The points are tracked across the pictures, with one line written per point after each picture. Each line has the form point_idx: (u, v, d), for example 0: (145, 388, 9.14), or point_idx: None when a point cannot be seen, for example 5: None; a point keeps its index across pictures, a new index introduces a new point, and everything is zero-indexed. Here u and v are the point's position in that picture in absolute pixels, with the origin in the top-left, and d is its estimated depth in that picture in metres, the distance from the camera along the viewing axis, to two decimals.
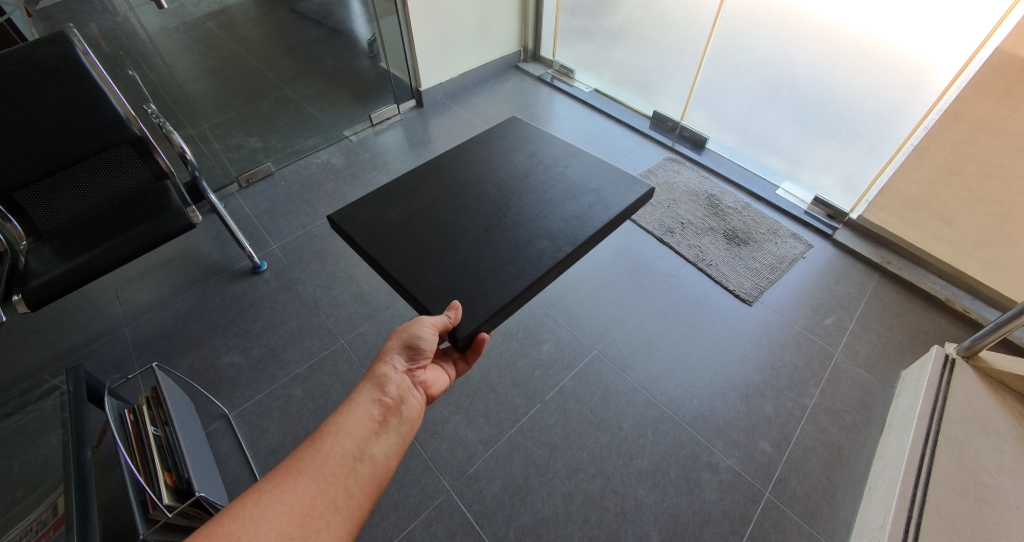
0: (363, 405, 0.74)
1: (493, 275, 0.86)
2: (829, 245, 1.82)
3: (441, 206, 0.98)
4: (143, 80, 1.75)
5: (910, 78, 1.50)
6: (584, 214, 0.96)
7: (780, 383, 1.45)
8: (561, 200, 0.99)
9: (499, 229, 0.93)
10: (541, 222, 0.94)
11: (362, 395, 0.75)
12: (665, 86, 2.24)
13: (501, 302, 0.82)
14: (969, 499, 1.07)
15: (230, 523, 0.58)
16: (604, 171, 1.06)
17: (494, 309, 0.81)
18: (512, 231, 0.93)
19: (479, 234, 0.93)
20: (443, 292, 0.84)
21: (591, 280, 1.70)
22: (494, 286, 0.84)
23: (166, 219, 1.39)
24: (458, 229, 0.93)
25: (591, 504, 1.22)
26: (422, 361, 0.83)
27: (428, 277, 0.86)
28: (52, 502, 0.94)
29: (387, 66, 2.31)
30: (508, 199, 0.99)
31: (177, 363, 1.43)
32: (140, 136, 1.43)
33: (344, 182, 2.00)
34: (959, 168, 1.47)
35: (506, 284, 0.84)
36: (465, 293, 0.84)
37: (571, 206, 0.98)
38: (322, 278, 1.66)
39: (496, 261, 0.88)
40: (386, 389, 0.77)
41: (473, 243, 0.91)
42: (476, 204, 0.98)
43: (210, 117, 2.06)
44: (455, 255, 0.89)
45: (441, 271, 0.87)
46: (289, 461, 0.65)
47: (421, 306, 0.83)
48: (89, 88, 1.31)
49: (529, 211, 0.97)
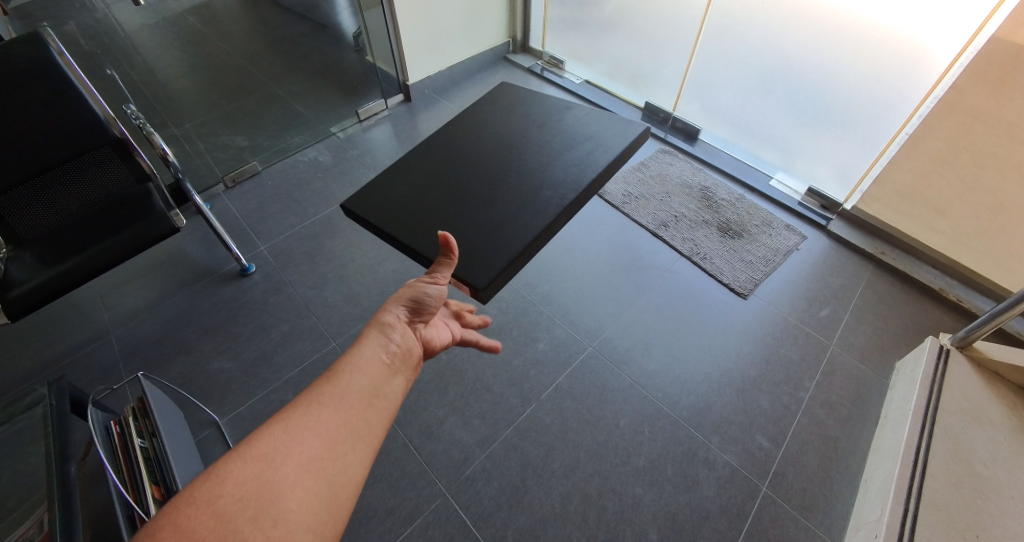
0: (370, 353, 0.69)
1: (503, 227, 0.85)
2: (823, 236, 1.81)
3: (439, 170, 0.96)
4: (121, 79, 1.74)
5: (905, 66, 1.48)
6: (585, 161, 0.97)
7: (777, 377, 1.44)
8: (561, 149, 0.99)
9: (501, 184, 0.93)
10: (543, 172, 0.95)
11: (367, 344, 0.70)
12: (657, 77, 2.21)
13: (512, 252, 0.81)
14: (966, 490, 1.07)
15: (235, 480, 0.52)
16: (598, 120, 1.07)
17: (507, 260, 0.81)
18: (515, 186, 0.93)
19: (482, 191, 0.92)
20: (452, 248, 0.83)
21: (585, 276, 1.68)
22: (504, 238, 0.84)
23: (149, 223, 1.35)
24: (461, 190, 0.93)
25: (589, 503, 1.22)
26: (426, 315, 0.78)
27: (435, 236, 0.85)
28: (37, 518, 0.91)
29: (374, 60, 2.27)
30: (507, 155, 0.99)
31: (166, 370, 1.40)
32: (120, 139, 1.38)
33: (332, 180, 1.96)
34: (954, 158, 1.46)
35: (516, 233, 0.84)
36: (475, 244, 0.83)
37: (570, 155, 0.98)
38: (313, 279, 1.63)
39: (504, 215, 0.88)
40: (391, 336, 0.72)
41: (480, 202, 0.90)
42: (474, 163, 0.97)
43: (194, 116, 2.01)
44: (462, 214, 0.88)
45: (446, 228, 0.86)
46: (292, 411, 0.59)
47: (433, 265, 0.82)
48: (65, 89, 1.26)
49: (529, 162, 0.97)
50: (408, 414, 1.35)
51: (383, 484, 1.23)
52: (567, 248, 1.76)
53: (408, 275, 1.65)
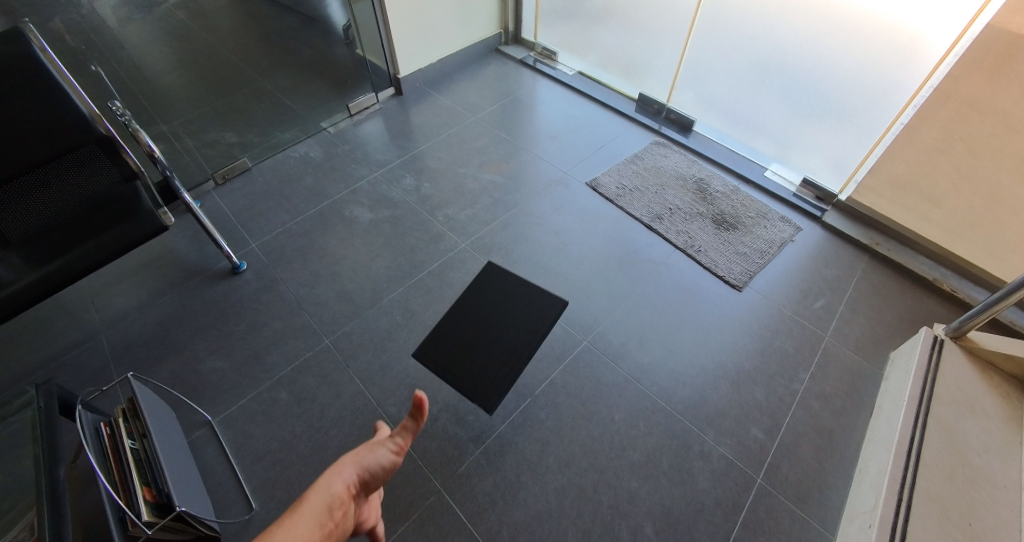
0: (306, 522, 0.65)
1: (507, 350, 1.34)
2: (818, 227, 1.81)
3: (449, 354, 1.34)
4: (107, 75, 1.69)
5: (901, 54, 1.46)
6: (555, 300, 1.45)
7: (771, 369, 1.44)
8: (532, 314, 1.42)
9: (501, 326, 1.39)
10: (526, 313, 1.42)
11: (306, 512, 0.66)
12: (650, 68, 2.19)
13: (517, 361, 1.32)
14: (959, 480, 1.07)
15: None
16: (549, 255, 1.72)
17: (514, 368, 1.31)
18: (510, 321, 1.40)
19: (486, 354, 1.34)
20: (476, 380, 1.29)
21: (580, 271, 1.67)
22: (510, 372, 1.30)
23: (138, 223, 1.33)
24: (473, 352, 1.34)
25: (584, 498, 1.22)
26: (370, 489, 0.77)
27: (461, 374, 1.30)
28: (27, 522, 0.90)
29: (364, 52, 2.22)
30: (497, 343, 1.36)
31: (157, 371, 1.39)
32: (107, 136, 1.34)
33: (323, 176, 1.94)
34: (949, 148, 1.45)
35: (517, 352, 1.34)
36: (491, 377, 1.29)
37: (542, 296, 1.46)
38: (305, 277, 1.62)
39: (507, 345, 1.35)
40: (335, 507, 0.68)
41: (489, 373, 1.30)
42: (473, 333, 1.38)
43: (181, 112, 1.99)
44: (476, 382, 1.29)
45: (465, 379, 1.30)
46: None
47: (468, 394, 1.27)
48: (48, 87, 1.22)
49: (514, 309, 1.43)
50: (402, 412, 1.35)
51: None
52: (562, 242, 1.75)
53: (400, 271, 1.64)
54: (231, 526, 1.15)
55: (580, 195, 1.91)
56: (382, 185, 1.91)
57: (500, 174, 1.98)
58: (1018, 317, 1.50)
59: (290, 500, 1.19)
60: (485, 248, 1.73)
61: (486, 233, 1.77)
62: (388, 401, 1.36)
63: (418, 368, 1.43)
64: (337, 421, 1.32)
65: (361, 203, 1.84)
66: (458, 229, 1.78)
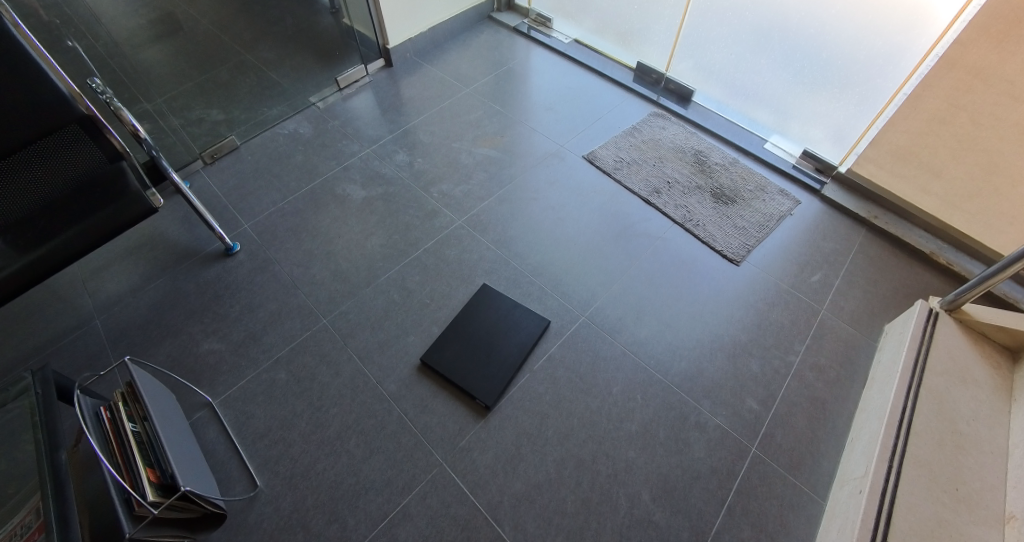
0: None
1: (503, 352, 1.41)
2: (817, 200, 1.79)
3: (457, 352, 1.40)
4: (86, 52, 1.56)
5: (909, 18, 1.41)
6: (558, 309, 1.51)
7: (767, 341, 1.45)
8: (532, 319, 1.47)
9: (502, 333, 1.45)
10: (525, 317, 1.48)
11: None
12: (649, 35, 2.12)
13: (514, 363, 1.38)
14: (949, 447, 1.10)
15: None
16: (543, 243, 1.66)
17: (512, 371, 1.37)
18: (510, 328, 1.46)
19: (486, 355, 1.40)
20: (474, 379, 1.35)
21: (578, 245, 1.66)
22: (506, 373, 1.36)
23: (123, 205, 1.29)
24: (476, 352, 1.40)
25: (584, 468, 1.24)
26: None
27: (462, 373, 1.36)
28: (33, 506, 0.93)
29: (350, 22, 2.13)
30: (498, 347, 1.42)
31: (155, 354, 1.39)
32: (88, 115, 1.26)
33: (313, 153, 1.90)
34: (951, 118, 1.43)
35: (513, 354, 1.40)
36: (488, 373, 1.36)
37: (542, 307, 1.52)
38: (300, 256, 1.60)
39: (503, 348, 1.42)
40: None
41: (490, 371, 1.37)
42: (477, 337, 1.44)
43: (165, 90, 1.87)
44: (480, 380, 1.35)
45: (469, 377, 1.35)
46: None
47: (467, 391, 1.34)
48: (23, 64, 1.14)
49: (515, 314, 1.48)
50: (401, 389, 1.35)
51: (380, 457, 1.25)
52: (557, 217, 1.73)
53: (396, 250, 1.63)
54: (236, 502, 1.18)
55: (577, 169, 1.87)
56: (374, 161, 1.87)
57: (494, 148, 1.94)
58: (1011, 289, 1.51)
59: (294, 476, 1.22)
60: (481, 225, 1.71)
61: (482, 210, 1.75)
62: (387, 379, 1.37)
63: (417, 345, 1.43)
64: (337, 399, 1.33)
65: (354, 180, 1.81)
66: (453, 206, 1.75)
